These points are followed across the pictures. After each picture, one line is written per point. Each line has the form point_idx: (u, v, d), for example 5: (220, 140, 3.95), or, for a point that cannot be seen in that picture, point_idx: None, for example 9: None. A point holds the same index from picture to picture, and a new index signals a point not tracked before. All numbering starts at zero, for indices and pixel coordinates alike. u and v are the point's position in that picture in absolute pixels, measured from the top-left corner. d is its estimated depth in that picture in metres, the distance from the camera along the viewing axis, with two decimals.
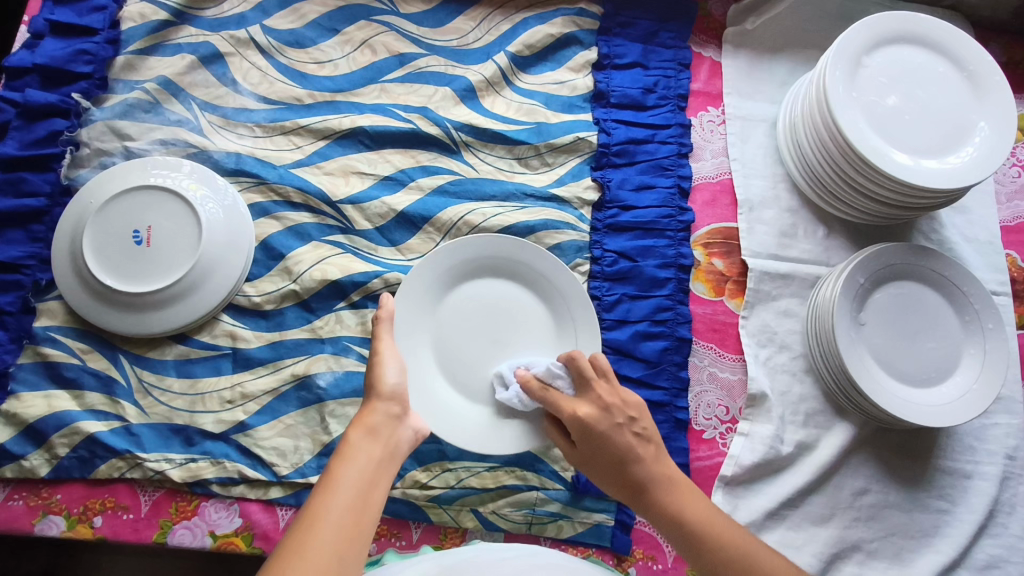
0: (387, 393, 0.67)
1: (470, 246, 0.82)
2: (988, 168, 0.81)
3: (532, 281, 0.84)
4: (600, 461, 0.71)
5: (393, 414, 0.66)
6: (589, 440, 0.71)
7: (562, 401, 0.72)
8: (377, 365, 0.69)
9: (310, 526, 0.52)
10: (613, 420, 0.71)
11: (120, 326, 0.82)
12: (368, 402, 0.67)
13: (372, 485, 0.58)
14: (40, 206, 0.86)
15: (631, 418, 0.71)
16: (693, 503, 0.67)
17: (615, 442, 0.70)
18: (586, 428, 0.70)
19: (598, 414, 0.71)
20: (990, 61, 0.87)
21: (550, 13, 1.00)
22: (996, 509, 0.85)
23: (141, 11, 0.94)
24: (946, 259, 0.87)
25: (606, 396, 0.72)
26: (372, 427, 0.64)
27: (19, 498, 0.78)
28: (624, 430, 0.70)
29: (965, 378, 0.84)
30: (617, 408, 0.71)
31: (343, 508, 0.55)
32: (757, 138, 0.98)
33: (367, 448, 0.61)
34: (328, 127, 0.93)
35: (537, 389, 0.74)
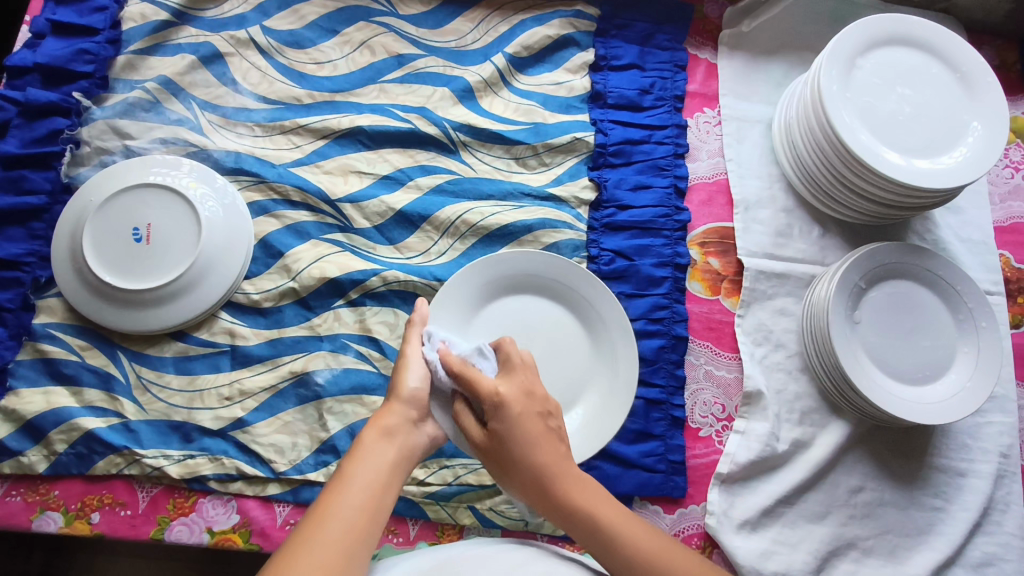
0: (407, 396, 0.66)
1: (504, 262, 0.84)
2: (981, 168, 0.82)
3: (564, 297, 0.86)
4: (508, 450, 0.62)
5: (410, 418, 0.65)
6: (499, 417, 0.63)
7: (483, 378, 0.65)
8: (400, 367, 0.68)
9: (314, 526, 0.53)
10: (531, 403, 0.64)
11: (120, 323, 0.82)
12: (387, 403, 0.66)
13: (382, 490, 0.58)
14: (40, 204, 0.86)
15: (548, 411, 0.65)
16: (605, 506, 0.61)
17: (526, 426, 0.63)
18: (502, 407, 0.63)
19: (520, 395, 0.64)
20: (982, 62, 0.88)
21: (547, 15, 1.01)
22: (991, 506, 0.86)
23: (142, 11, 0.95)
24: (939, 259, 0.87)
25: (530, 381, 0.66)
26: (388, 430, 0.63)
27: (17, 494, 0.79)
28: (538, 414, 0.64)
29: (959, 376, 0.84)
30: (535, 396, 0.65)
31: (350, 510, 0.55)
32: (753, 139, 0.99)
33: (381, 452, 0.61)
34: (327, 126, 0.94)
35: (455, 366, 0.66)
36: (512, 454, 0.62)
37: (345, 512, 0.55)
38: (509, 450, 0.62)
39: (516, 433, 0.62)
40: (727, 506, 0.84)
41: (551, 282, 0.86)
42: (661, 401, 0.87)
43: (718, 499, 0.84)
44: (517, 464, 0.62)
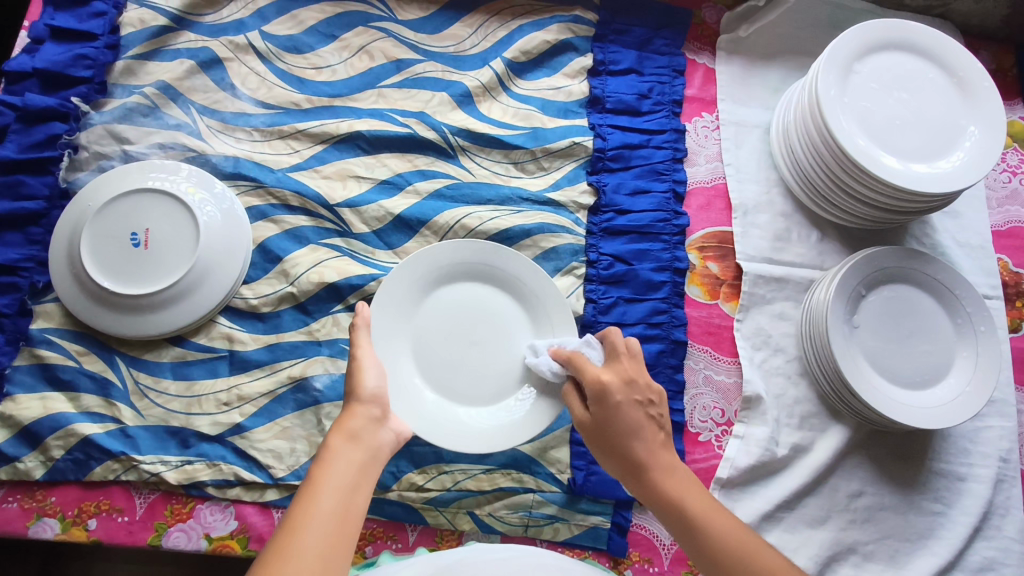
0: (367, 396, 0.66)
1: (420, 261, 0.82)
2: (978, 173, 0.82)
3: (494, 278, 0.84)
4: (608, 434, 0.68)
5: (374, 417, 0.65)
6: (602, 408, 0.68)
7: (587, 366, 0.71)
8: (354, 368, 0.68)
9: (291, 534, 0.53)
10: (632, 394, 0.69)
11: (118, 328, 0.82)
12: (349, 406, 0.66)
13: (353, 491, 0.58)
14: (38, 209, 0.86)
15: (648, 400, 0.69)
16: (693, 493, 0.65)
17: (626, 415, 0.67)
18: (603, 395, 0.68)
19: (620, 384, 0.69)
20: (978, 67, 0.89)
21: (546, 21, 1.01)
22: (991, 511, 0.86)
23: (141, 17, 0.95)
24: (938, 263, 0.88)
25: (631, 371, 0.70)
26: (354, 433, 0.63)
27: (12, 501, 0.78)
28: (637, 403, 0.69)
29: (958, 380, 0.84)
30: (637, 385, 0.70)
31: (326, 515, 0.55)
32: (750, 143, 0.99)
33: (348, 455, 0.61)
34: (326, 131, 0.94)
35: (563, 356, 0.74)
36: (613, 439, 0.68)
37: (321, 517, 0.54)
38: (611, 434, 0.68)
39: (617, 421, 0.67)
40: None
41: (481, 264, 0.84)
42: None
43: None
44: (616, 448, 0.68)
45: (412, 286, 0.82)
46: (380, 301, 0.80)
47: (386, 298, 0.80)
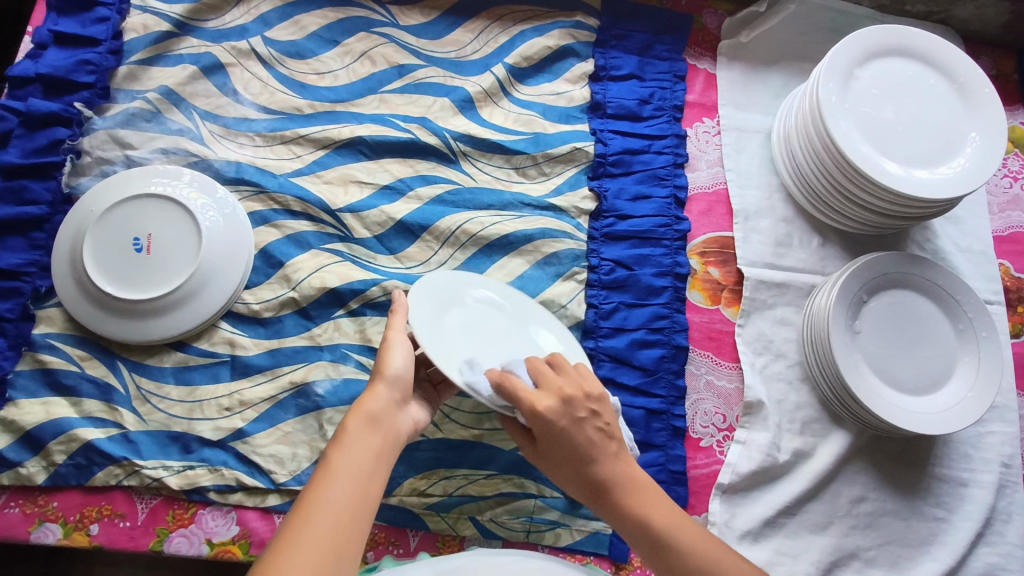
0: (390, 378, 0.65)
1: (423, 287, 0.75)
2: (979, 178, 0.83)
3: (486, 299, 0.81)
4: (560, 459, 0.67)
5: (393, 401, 0.64)
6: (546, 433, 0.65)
7: (521, 392, 0.65)
8: (383, 350, 0.67)
9: (304, 518, 0.53)
10: (574, 414, 0.66)
11: (120, 333, 0.82)
12: (372, 385, 0.65)
13: (368, 479, 0.58)
14: (41, 214, 0.86)
15: (592, 412, 0.67)
16: (659, 510, 0.65)
17: (573, 438, 0.65)
18: (545, 424, 0.64)
19: (559, 407, 0.65)
20: (979, 73, 0.89)
21: (547, 26, 1.02)
22: (993, 517, 0.86)
23: (143, 22, 0.95)
24: (939, 268, 0.88)
25: (566, 388, 0.67)
26: (372, 417, 0.62)
27: (15, 506, 0.78)
28: (582, 420, 0.66)
29: (959, 386, 0.84)
30: (576, 399, 0.66)
31: (340, 500, 0.55)
32: (752, 149, 0.99)
33: (365, 440, 0.60)
34: (328, 136, 0.94)
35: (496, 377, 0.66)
36: (567, 464, 0.66)
37: (334, 502, 0.55)
38: (563, 459, 0.67)
39: (565, 445, 0.65)
40: (728, 517, 0.83)
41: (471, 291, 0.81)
42: (662, 411, 0.86)
43: (720, 509, 0.84)
44: (572, 472, 0.67)
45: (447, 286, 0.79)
46: (422, 286, 0.75)
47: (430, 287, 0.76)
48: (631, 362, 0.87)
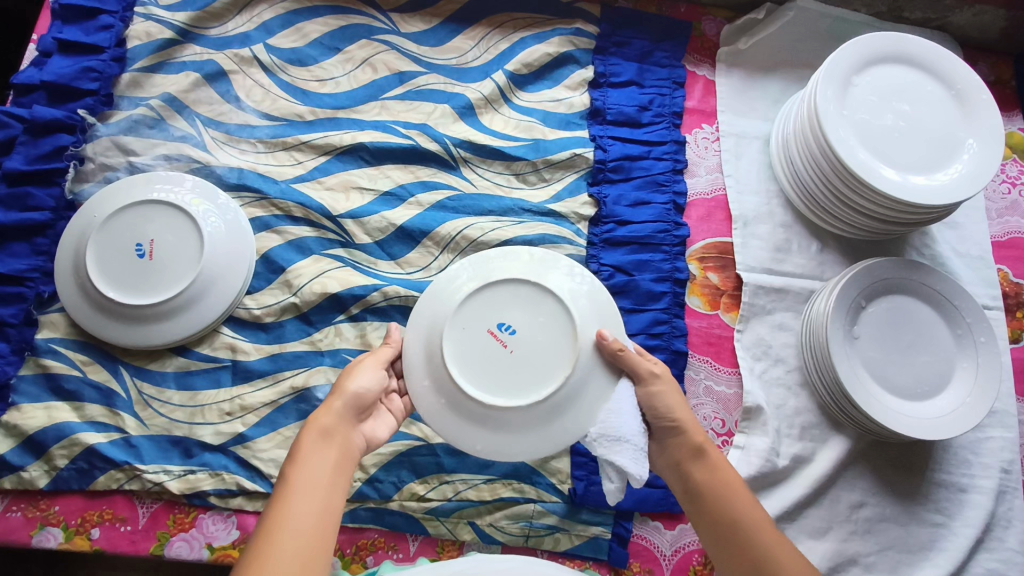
0: (349, 393, 0.66)
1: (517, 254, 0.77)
2: (977, 184, 0.83)
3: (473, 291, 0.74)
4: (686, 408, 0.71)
5: (347, 416, 0.65)
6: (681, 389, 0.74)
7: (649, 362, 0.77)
8: (348, 371, 0.68)
9: (272, 530, 0.54)
10: None
11: (122, 338, 0.83)
12: (328, 400, 0.66)
13: (330, 490, 0.59)
14: (45, 219, 0.87)
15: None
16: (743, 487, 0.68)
17: None
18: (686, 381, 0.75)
19: None
20: (977, 80, 0.89)
21: (547, 33, 1.02)
22: (993, 522, 0.86)
23: (147, 30, 0.96)
24: (937, 273, 0.88)
25: None
26: (327, 430, 0.63)
27: (17, 510, 0.79)
28: None
29: (958, 392, 0.84)
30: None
31: (305, 513, 0.56)
32: (750, 155, 1.00)
33: (323, 453, 0.61)
34: (329, 143, 0.95)
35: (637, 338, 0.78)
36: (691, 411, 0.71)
37: (301, 515, 0.55)
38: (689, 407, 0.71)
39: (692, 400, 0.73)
40: None
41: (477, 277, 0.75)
42: None
43: None
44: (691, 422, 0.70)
45: (507, 262, 0.76)
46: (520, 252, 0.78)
47: (545, 254, 0.77)
48: None
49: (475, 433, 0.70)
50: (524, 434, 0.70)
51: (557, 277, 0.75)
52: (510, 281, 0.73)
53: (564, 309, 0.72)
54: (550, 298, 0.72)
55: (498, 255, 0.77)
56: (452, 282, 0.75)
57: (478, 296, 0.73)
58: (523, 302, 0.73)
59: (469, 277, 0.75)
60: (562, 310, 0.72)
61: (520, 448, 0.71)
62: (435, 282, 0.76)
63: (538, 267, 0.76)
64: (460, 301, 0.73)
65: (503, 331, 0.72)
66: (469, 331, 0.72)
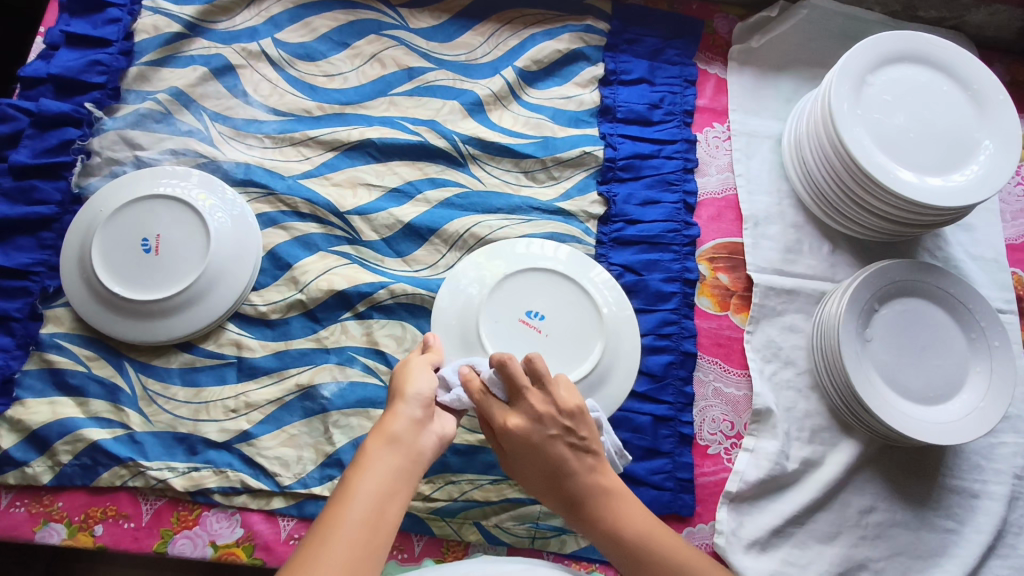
0: (410, 397, 0.63)
1: (523, 250, 0.87)
2: (994, 186, 0.82)
3: (497, 287, 0.82)
4: (532, 470, 0.67)
5: (416, 419, 0.62)
6: (520, 449, 0.66)
7: (494, 411, 0.66)
8: (403, 372, 0.66)
9: (319, 543, 0.52)
10: (545, 431, 0.65)
11: (128, 334, 0.82)
12: (391, 406, 0.63)
13: (387, 499, 0.56)
14: (50, 213, 0.86)
15: (564, 429, 0.66)
16: (631, 520, 0.64)
17: (546, 454, 0.65)
18: (515, 441, 0.65)
19: (529, 424, 0.65)
20: (994, 80, 0.88)
21: (557, 30, 1.01)
22: (1005, 529, 0.84)
23: (155, 23, 0.96)
24: (950, 276, 0.87)
25: (539, 405, 0.66)
26: (394, 436, 0.60)
27: (20, 506, 0.78)
28: (552, 437, 0.65)
29: (971, 396, 0.83)
30: (551, 418, 0.66)
31: (355, 524, 0.53)
32: (762, 154, 0.99)
33: (386, 460, 0.58)
34: (337, 138, 0.94)
35: (478, 392, 0.67)
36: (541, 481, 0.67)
37: (350, 528, 0.53)
38: (535, 469, 0.66)
39: (535, 460, 0.66)
40: (736, 525, 0.83)
41: (496, 272, 0.84)
42: (669, 417, 0.86)
43: (727, 518, 0.83)
44: (548, 486, 0.67)
45: (520, 257, 0.86)
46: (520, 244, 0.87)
47: (526, 242, 0.87)
48: (638, 368, 0.87)
49: None
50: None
51: (567, 264, 0.86)
52: (532, 272, 0.83)
53: (585, 294, 0.83)
54: (567, 281, 0.84)
55: (510, 250, 0.86)
56: (473, 280, 0.84)
57: (505, 286, 0.83)
58: (543, 289, 0.83)
59: (490, 274, 0.84)
60: (578, 291, 0.83)
61: None
62: (457, 281, 0.84)
63: (557, 261, 0.86)
64: (491, 290, 0.82)
65: (532, 318, 0.82)
66: (502, 322, 0.81)
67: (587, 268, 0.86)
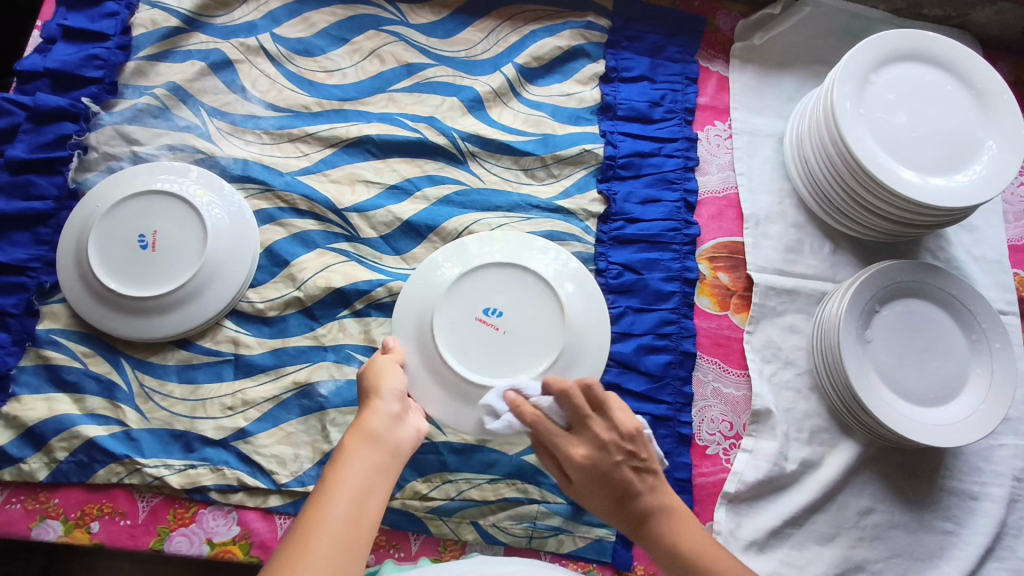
0: (386, 392, 0.63)
1: (492, 245, 0.81)
2: (997, 186, 0.81)
3: (455, 282, 0.77)
4: (601, 496, 0.64)
5: (393, 414, 0.62)
6: (587, 478, 0.64)
7: (557, 440, 0.65)
8: (373, 372, 0.67)
9: (303, 539, 0.49)
10: (611, 457, 0.63)
11: (125, 331, 0.82)
12: (368, 403, 0.63)
13: (370, 492, 0.54)
14: (46, 209, 0.86)
15: (630, 453, 0.63)
16: (688, 536, 0.61)
17: (612, 479, 0.63)
18: (582, 470, 0.64)
19: (595, 452, 0.63)
20: (998, 80, 0.87)
21: (558, 26, 1.01)
22: (1003, 531, 0.84)
23: (153, 18, 0.95)
24: (952, 277, 0.86)
25: (603, 432, 0.63)
26: (373, 430, 0.59)
27: (16, 502, 0.78)
28: (618, 461, 0.63)
29: (972, 398, 0.83)
30: (615, 443, 0.64)
31: (339, 518, 0.51)
32: (763, 153, 0.98)
33: (366, 454, 0.57)
34: (336, 135, 0.93)
35: (530, 417, 0.66)
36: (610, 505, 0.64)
37: (334, 522, 0.51)
38: (605, 495, 0.64)
39: (604, 488, 0.64)
40: (733, 526, 0.82)
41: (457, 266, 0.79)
42: (668, 417, 0.85)
43: (725, 519, 0.83)
44: (613, 508, 0.64)
45: (485, 250, 0.80)
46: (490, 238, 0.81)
47: (530, 239, 0.82)
48: (637, 368, 0.87)
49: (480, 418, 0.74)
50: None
51: (537, 260, 0.79)
52: (494, 264, 0.77)
53: (550, 291, 0.77)
54: (533, 276, 0.77)
55: (477, 241, 0.81)
56: (434, 272, 0.79)
57: (465, 281, 0.77)
58: (505, 285, 0.77)
59: (454, 267, 0.79)
60: (543, 288, 0.76)
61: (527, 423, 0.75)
62: (417, 276, 0.80)
63: (522, 253, 0.80)
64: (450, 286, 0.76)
65: (491, 315, 0.76)
66: (457, 321, 0.75)
67: (556, 263, 0.80)
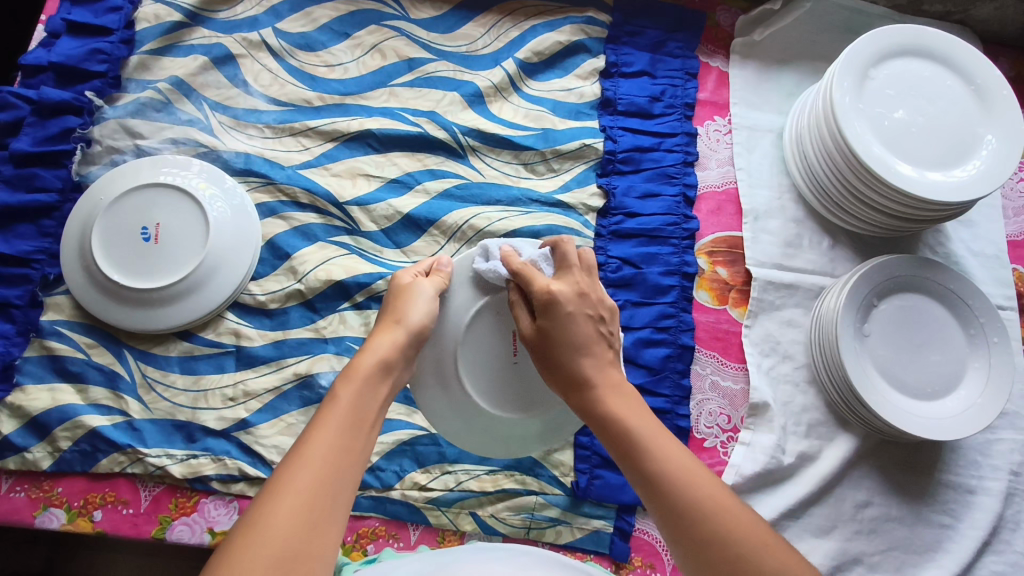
0: (410, 326, 0.62)
1: None
2: (995, 182, 0.81)
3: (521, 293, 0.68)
4: (552, 347, 0.62)
5: (405, 352, 0.61)
6: (554, 317, 0.61)
7: (536, 277, 0.63)
8: (407, 295, 0.64)
9: (305, 456, 0.48)
10: (586, 306, 0.63)
11: (128, 322, 0.83)
12: (392, 328, 0.62)
13: (367, 424, 0.54)
14: (51, 202, 0.86)
15: (602, 317, 0.64)
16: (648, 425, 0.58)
17: (577, 326, 0.62)
18: (550, 302, 0.62)
19: (572, 296, 0.63)
20: (998, 76, 0.87)
21: (559, 22, 1.01)
22: (1001, 525, 0.84)
23: (156, 12, 0.96)
24: (951, 272, 0.86)
25: (586, 283, 0.64)
26: (387, 362, 0.59)
27: (21, 491, 0.79)
28: (589, 317, 0.63)
29: (969, 392, 0.83)
30: (591, 299, 0.64)
31: (341, 442, 0.51)
32: (763, 148, 0.99)
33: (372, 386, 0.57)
34: (336, 129, 0.94)
35: (516, 265, 0.65)
36: (559, 357, 0.61)
37: (335, 446, 0.50)
38: (559, 345, 0.61)
39: (564, 333, 0.61)
40: None
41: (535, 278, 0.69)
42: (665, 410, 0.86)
43: None
44: (558, 366, 0.62)
45: None
46: None
47: None
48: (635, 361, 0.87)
49: (445, 418, 0.71)
50: (491, 433, 0.71)
51: None
52: None
53: None
54: None
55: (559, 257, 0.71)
56: None
57: None
58: None
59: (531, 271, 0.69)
60: None
61: (485, 446, 0.72)
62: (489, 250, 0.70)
63: None
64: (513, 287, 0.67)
65: None
66: (495, 322, 0.68)
67: None
